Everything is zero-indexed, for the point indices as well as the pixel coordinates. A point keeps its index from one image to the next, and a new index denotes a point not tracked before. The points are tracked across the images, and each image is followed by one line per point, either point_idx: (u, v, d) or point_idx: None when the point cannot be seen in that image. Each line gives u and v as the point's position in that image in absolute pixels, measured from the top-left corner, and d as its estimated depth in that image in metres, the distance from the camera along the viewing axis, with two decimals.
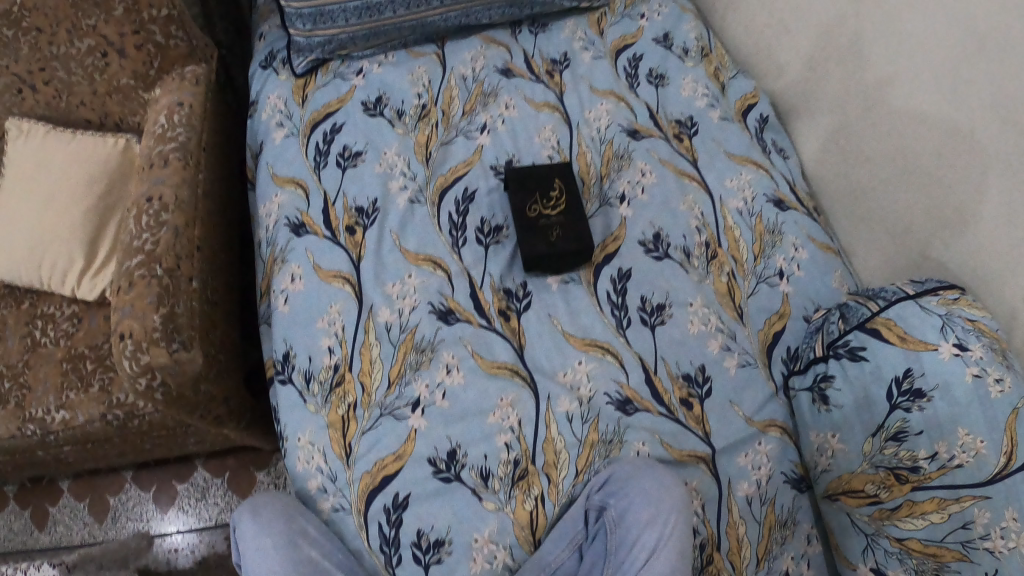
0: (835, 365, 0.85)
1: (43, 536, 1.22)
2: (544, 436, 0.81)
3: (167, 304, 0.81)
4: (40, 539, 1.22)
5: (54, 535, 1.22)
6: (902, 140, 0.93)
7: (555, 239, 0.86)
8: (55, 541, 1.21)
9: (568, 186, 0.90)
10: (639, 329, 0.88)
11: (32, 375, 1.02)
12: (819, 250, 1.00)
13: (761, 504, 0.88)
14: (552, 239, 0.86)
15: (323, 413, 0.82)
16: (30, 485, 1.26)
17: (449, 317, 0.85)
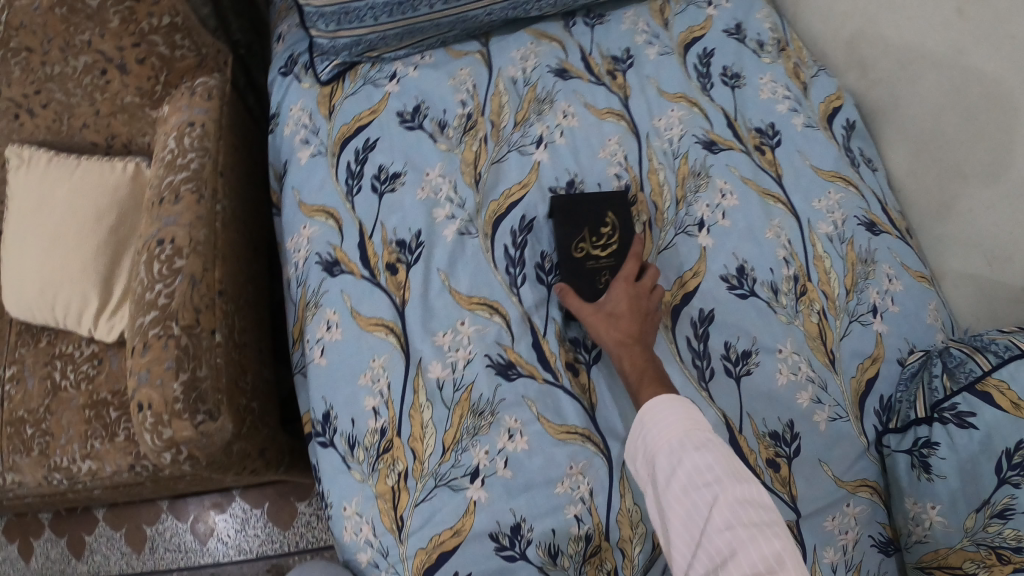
0: (940, 431, 0.73)
1: (81, 565, 1.20)
2: (618, 507, 0.72)
3: (188, 368, 0.73)
4: (78, 567, 1.20)
5: (92, 564, 1.19)
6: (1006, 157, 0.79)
7: (603, 285, 0.75)
8: (93, 569, 1.19)
9: (620, 220, 0.77)
10: (723, 380, 0.77)
11: (55, 422, 0.97)
12: (913, 281, 0.86)
13: (847, 572, 0.78)
14: (601, 285, 0.75)
15: (371, 482, 0.74)
16: (66, 513, 1.23)
17: (509, 371, 0.75)
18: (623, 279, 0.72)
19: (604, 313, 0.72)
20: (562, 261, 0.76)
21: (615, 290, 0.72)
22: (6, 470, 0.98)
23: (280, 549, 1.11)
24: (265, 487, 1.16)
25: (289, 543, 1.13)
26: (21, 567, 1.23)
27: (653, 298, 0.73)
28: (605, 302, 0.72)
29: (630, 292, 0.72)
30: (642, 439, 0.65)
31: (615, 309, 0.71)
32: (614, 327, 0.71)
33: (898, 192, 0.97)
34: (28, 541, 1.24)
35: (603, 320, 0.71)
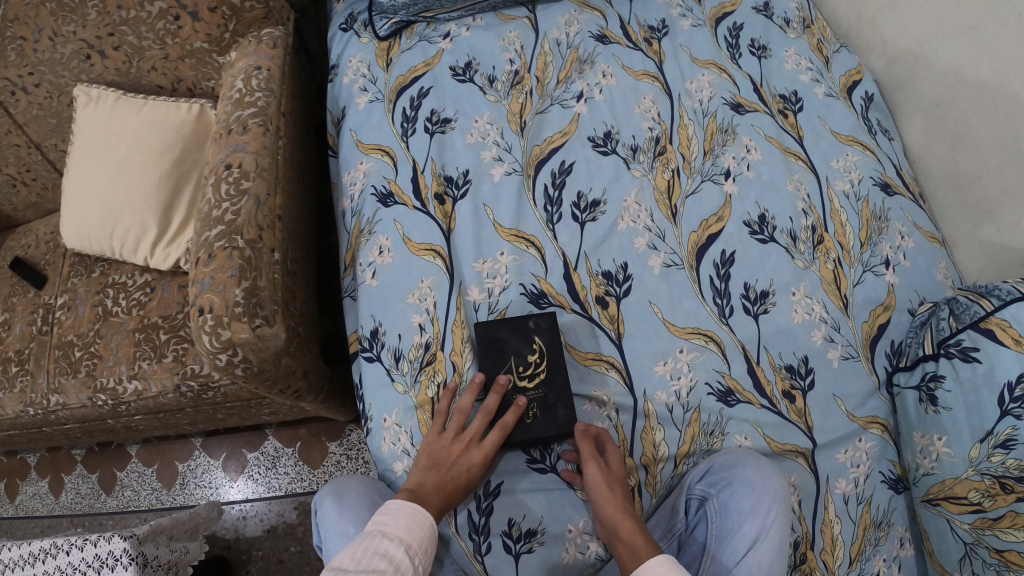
0: (946, 365, 0.78)
1: (110, 500, 1.23)
2: (643, 425, 0.77)
3: (249, 277, 0.78)
4: (107, 503, 1.24)
5: (121, 499, 1.23)
6: (1012, 128, 0.86)
7: (530, 418, 0.73)
8: (122, 504, 1.23)
9: (548, 344, 0.74)
10: (742, 317, 0.83)
11: (104, 344, 1.02)
12: (925, 240, 0.93)
13: (857, 504, 0.82)
14: (528, 419, 0.73)
15: (412, 393, 0.77)
16: (98, 449, 1.28)
17: (541, 300, 0.79)
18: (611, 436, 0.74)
19: (610, 472, 0.70)
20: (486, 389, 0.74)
21: (610, 449, 0.73)
22: (50, 391, 1.02)
23: (309, 486, 1.17)
24: (298, 428, 1.23)
25: (318, 481, 1.18)
26: (49, 502, 1.26)
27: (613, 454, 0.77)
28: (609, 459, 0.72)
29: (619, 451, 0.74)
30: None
31: (614, 469, 0.72)
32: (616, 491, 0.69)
33: (914, 163, 1.06)
34: (58, 477, 1.27)
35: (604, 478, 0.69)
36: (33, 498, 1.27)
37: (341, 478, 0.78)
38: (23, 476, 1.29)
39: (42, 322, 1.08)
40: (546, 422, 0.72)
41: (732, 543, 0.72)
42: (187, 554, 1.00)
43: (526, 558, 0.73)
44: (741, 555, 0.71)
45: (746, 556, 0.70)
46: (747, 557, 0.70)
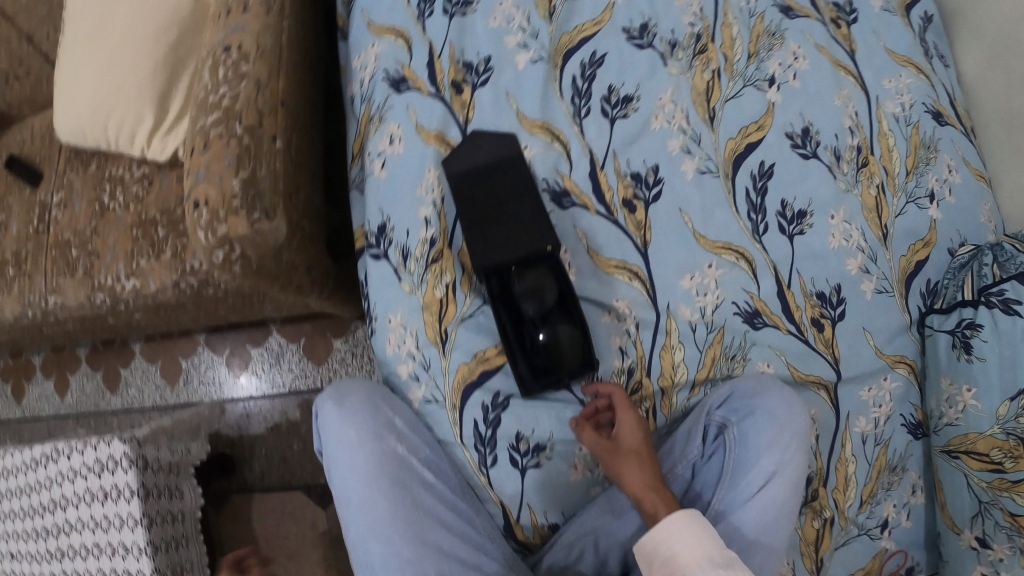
0: (986, 314, 0.77)
1: (115, 399, 1.19)
2: (663, 343, 0.71)
3: (247, 167, 0.73)
4: (112, 402, 1.20)
5: (126, 397, 1.19)
6: None
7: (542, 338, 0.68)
8: (127, 403, 1.19)
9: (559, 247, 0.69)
10: (777, 235, 0.77)
11: (101, 242, 0.95)
12: (972, 176, 0.91)
13: (875, 445, 0.80)
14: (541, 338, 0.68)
15: (419, 293, 0.71)
16: (101, 346, 1.21)
17: (563, 199, 0.72)
18: (627, 407, 0.68)
19: (622, 452, 0.67)
20: (498, 300, 0.69)
21: (625, 423, 0.68)
22: (48, 292, 0.98)
23: (312, 381, 1.09)
24: (302, 324, 1.14)
25: (322, 377, 1.10)
26: (55, 403, 1.24)
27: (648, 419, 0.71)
28: (620, 435, 0.68)
29: (639, 423, 0.68)
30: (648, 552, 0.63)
31: (630, 444, 0.67)
32: (637, 467, 0.67)
33: (968, 95, 0.98)
34: (63, 376, 1.23)
35: (615, 453, 0.67)
36: (39, 399, 1.25)
37: (343, 380, 0.74)
38: (27, 378, 1.26)
39: (38, 221, 1.04)
40: (565, 340, 0.68)
41: (748, 476, 0.68)
42: (189, 454, 0.97)
43: (533, 472, 0.71)
44: (757, 490, 0.67)
45: (762, 491, 0.67)
46: (763, 490, 0.67)
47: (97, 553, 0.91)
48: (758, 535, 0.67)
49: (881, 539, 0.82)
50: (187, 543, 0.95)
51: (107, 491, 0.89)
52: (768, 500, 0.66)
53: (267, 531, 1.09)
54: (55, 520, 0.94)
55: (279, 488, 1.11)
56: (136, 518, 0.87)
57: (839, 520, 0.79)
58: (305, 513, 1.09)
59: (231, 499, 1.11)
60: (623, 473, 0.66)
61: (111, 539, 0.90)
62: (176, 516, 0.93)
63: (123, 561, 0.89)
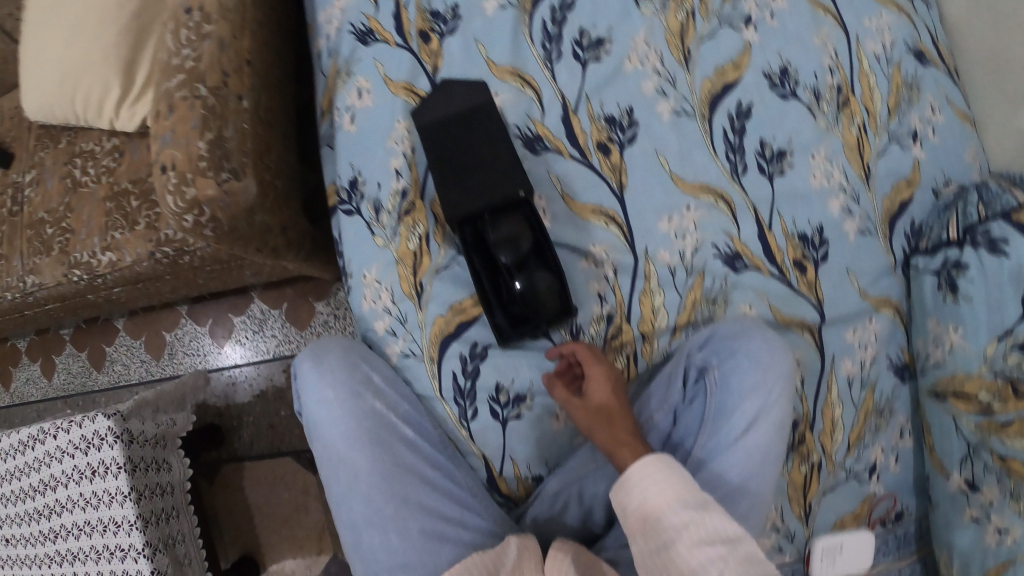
0: (971, 254, 0.76)
1: (101, 376, 1.19)
2: (642, 287, 0.70)
3: (213, 128, 0.71)
4: (99, 379, 1.20)
5: (113, 374, 1.19)
6: None
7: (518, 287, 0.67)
8: (114, 380, 1.19)
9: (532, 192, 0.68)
10: (756, 176, 0.75)
11: (75, 217, 0.94)
12: (956, 116, 0.89)
13: (861, 388, 0.79)
14: (517, 287, 0.67)
15: (393, 247, 0.70)
16: (86, 326, 1.21)
17: (536, 145, 0.71)
18: (591, 365, 0.67)
19: (592, 410, 0.66)
20: (473, 249, 0.68)
21: (592, 381, 0.67)
22: (26, 273, 0.96)
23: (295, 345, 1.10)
24: (283, 290, 1.13)
25: (304, 341, 1.10)
26: (43, 386, 1.23)
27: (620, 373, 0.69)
28: (589, 394, 0.67)
29: (607, 379, 0.67)
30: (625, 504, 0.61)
31: (600, 401, 0.66)
32: (608, 424, 0.66)
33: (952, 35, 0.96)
34: (49, 359, 1.23)
35: (586, 412, 0.66)
36: (27, 384, 1.24)
37: (319, 340, 0.73)
38: (15, 362, 1.25)
39: (11, 202, 1.02)
40: (542, 288, 0.67)
41: (730, 420, 0.67)
42: (175, 426, 0.96)
43: (514, 423, 0.70)
44: (741, 433, 0.66)
45: (745, 434, 0.66)
46: (746, 433, 0.66)
47: (88, 531, 0.90)
48: (744, 478, 0.66)
49: (869, 484, 0.81)
50: (178, 515, 0.95)
51: (94, 468, 0.89)
52: (752, 442, 0.66)
53: (260, 499, 1.14)
54: (45, 502, 0.93)
55: (268, 456, 1.14)
56: (124, 492, 0.87)
57: (826, 464, 0.78)
58: (295, 479, 1.13)
59: (223, 470, 1.15)
60: (594, 431, 0.66)
61: (101, 516, 0.89)
62: (164, 488, 0.93)
63: (114, 537, 0.89)
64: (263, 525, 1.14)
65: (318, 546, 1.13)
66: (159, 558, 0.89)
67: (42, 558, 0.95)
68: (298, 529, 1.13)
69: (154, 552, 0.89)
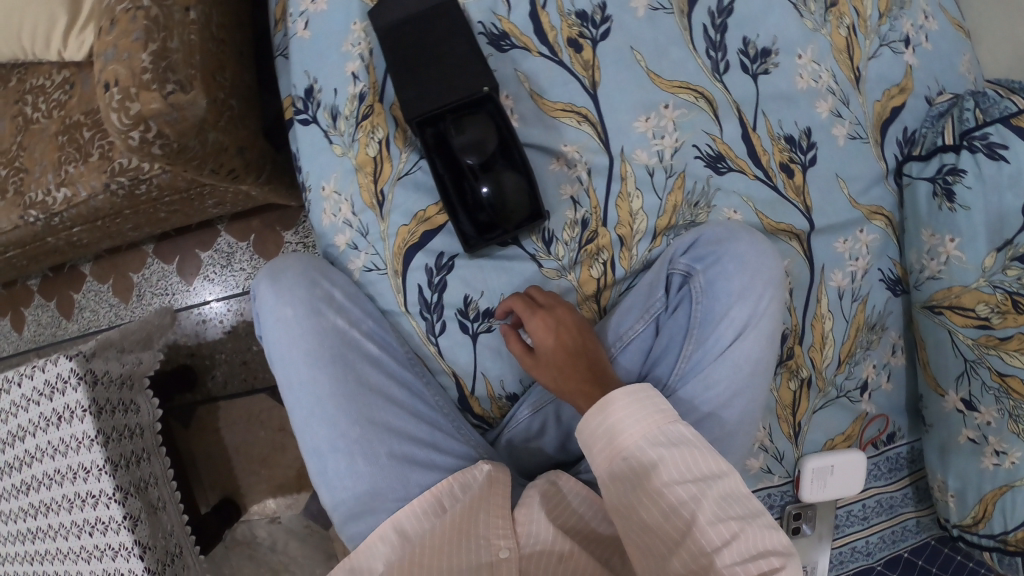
0: (968, 159, 0.71)
1: (70, 325, 1.15)
2: (618, 191, 0.67)
3: (157, 39, 0.67)
4: (69, 328, 1.16)
5: (82, 322, 1.15)
6: None
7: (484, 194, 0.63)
8: (85, 328, 1.15)
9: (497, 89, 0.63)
10: (739, 75, 0.71)
11: (28, 157, 0.90)
12: (950, 24, 0.85)
13: (852, 301, 0.76)
14: (483, 195, 0.63)
15: (351, 155, 0.67)
16: (53, 275, 1.17)
17: (502, 43, 0.67)
18: (530, 318, 0.62)
19: (542, 364, 0.62)
20: (434, 153, 0.64)
21: (536, 332, 0.62)
22: None
23: None
24: (251, 223, 1.10)
25: None
26: (14, 340, 1.19)
27: (569, 315, 0.63)
28: (536, 348, 0.62)
29: (550, 328, 0.62)
30: (594, 440, 0.57)
31: (548, 353, 0.62)
32: (560, 375, 0.61)
33: None
34: (19, 313, 1.19)
35: (537, 366, 0.63)
36: None
37: (276, 259, 0.69)
38: None
39: None
40: (511, 193, 0.63)
41: (717, 331, 0.63)
42: (141, 366, 0.93)
43: (485, 338, 0.66)
44: (727, 344, 0.63)
45: (732, 345, 0.62)
46: (733, 344, 0.62)
47: (59, 480, 0.87)
48: (731, 392, 0.63)
49: (861, 403, 0.78)
50: (149, 457, 0.93)
51: (59, 414, 0.85)
52: (739, 353, 0.62)
53: (237, 440, 1.13)
54: (15, 453, 0.89)
55: (244, 394, 1.12)
56: (91, 436, 0.84)
57: (817, 381, 0.75)
58: (272, 417, 1.12)
59: (197, 414, 1.13)
60: (549, 382, 0.62)
61: (71, 462, 0.86)
62: (133, 430, 0.91)
63: (85, 484, 0.86)
64: (241, 466, 1.13)
65: (298, 484, 1.13)
66: (131, 502, 0.87)
67: (16, 512, 0.92)
68: (277, 468, 1.13)
69: (127, 496, 0.86)
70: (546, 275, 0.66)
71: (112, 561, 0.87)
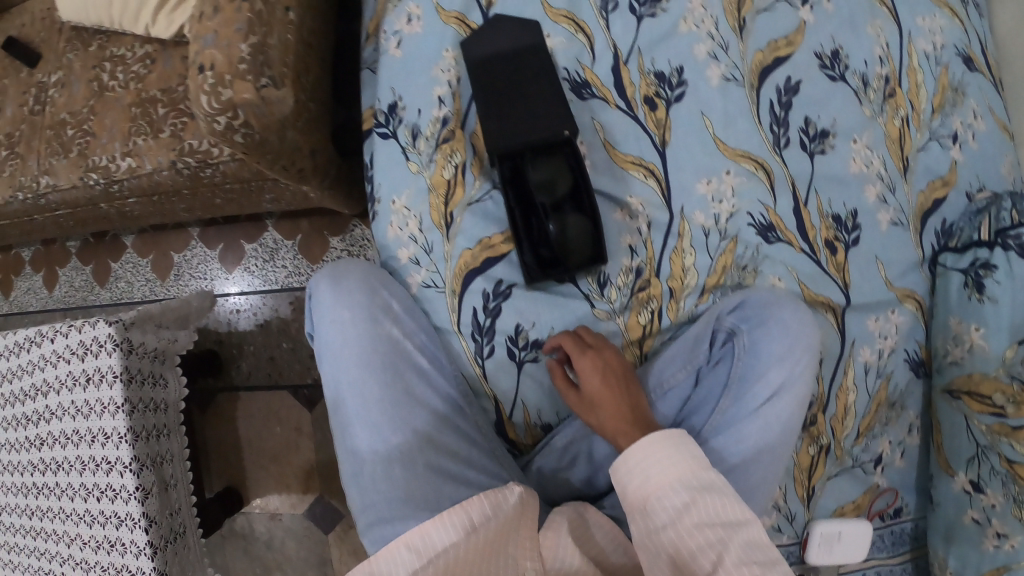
0: (1000, 255, 0.75)
1: (104, 292, 1.23)
2: (674, 246, 0.70)
3: (258, 33, 0.70)
4: (101, 295, 1.24)
5: (115, 291, 1.23)
6: None
7: (552, 231, 0.66)
8: (116, 297, 1.23)
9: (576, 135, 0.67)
10: (798, 152, 0.75)
11: (98, 122, 0.93)
12: (997, 126, 0.89)
13: (876, 378, 0.79)
14: (551, 232, 0.66)
15: (426, 174, 0.69)
16: (93, 242, 1.25)
17: (583, 91, 0.71)
18: (579, 356, 0.65)
19: (586, 402, 0.65)
20: (510, 187, 0.67)
21: (583, 371, 0.64)
22: (41, 173, 0.94)
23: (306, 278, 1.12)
24: (299, 222, 1.15)
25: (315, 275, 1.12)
26: (43, 297, 1.28)
27: (615, 357, 0.66)
28: (582, 386, 0.65)
29: (597, 368, 0.64)
30: (628, 478, 0.60)
31: (593, 392, 0.64)
32: (603, 414, 0.64)
33: (1000, 49, 0.96)
34: (53, 271, 1.27)
35: (581, 403, 0.66)
36: (27, 293, 1.29)
37: (338, 262, 0.72)
38: (17, 272, 1.30)
39: (35, 102, 1.00)
40: (577, 234, 0.66)
41: (754, 389, 0.66)
42: (175, 343, 0.95)
43: (530, 366, 0.69)
44: (762, 403, 0.65)
45: (767, 404, 0.65)
46: (768, 403, 0.65)
47: (76, 441, 0.89)
48: (761, 449, 0.65)
49: (873, 475, 0.81)
50: (168, 433, 0.94)
51: (89, 376, 0.86)
52: (772, 413, 0.65)
53: (251, 433, 1.18)
54: (34, 407, 0.92)
55: (265, 387, 1.16)
56: (117, 403, 0.85)
57: (834, 449, 0.78)
58: (289, 414, 1.16)
59: (217, 400, 1.19)
60: (591, 420, 0.65)
61: (91, 426, 0.87)
62: (157, 404, 0.92)
63: (102, 449, 0.87)
64: (252, 462, 1.18)
65: (304, 485, 1.16)
66: (145, 475, 0.88)
67: (25, 465, 0.95)
68: (286, 465, 1.16)
69: (141, 468, 0.87)
70: (596, 316, 0.69)
71: (116, 529, 0.88)
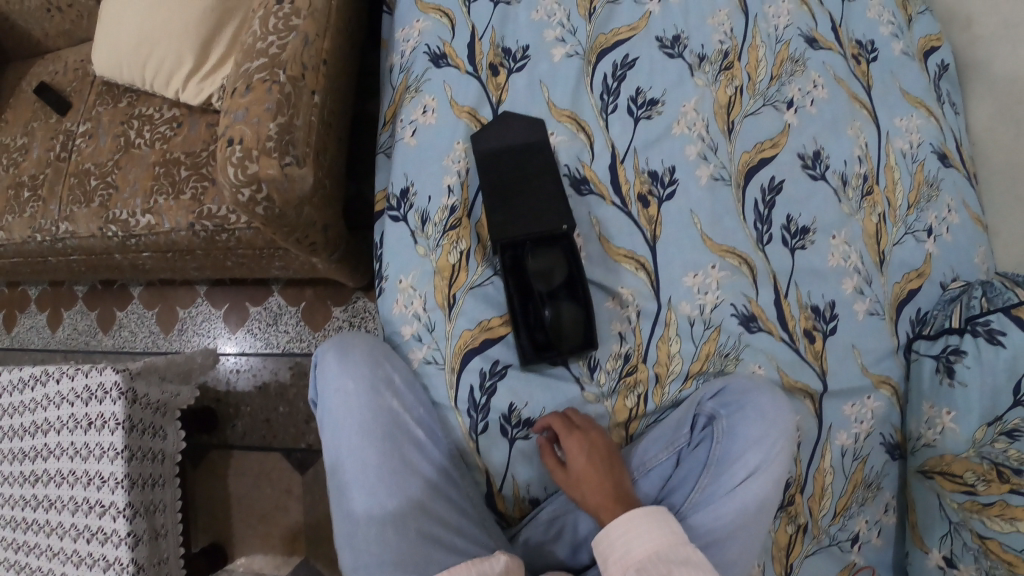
0: (970, 342, 0.80)
1: (106, 340, 1.28)
2: (661, 334, 0.74)
3: (285, 114, 0.75)
4: (104, 341, 1.28)
5: (118, 339, 1.27)
6: None
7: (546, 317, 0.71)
8: (118, 345, 1.27)
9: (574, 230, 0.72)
10: (780, 248, 0.80)
11: (122, 176, 0.98)
12: (971, 219, 0.94)
13: (853, 460, 0.83)
14: (546, 318, 0.71)
15: (433, 258, 0.74)
16: (101, 288, 1.30)
17: (582, 186, 0.76)
18: (568, 436, 0.68)
19: (572, 479, 0.68)
20: (511, 274, 0.72)
21: (571, 451, 0.68)
22: (61, 219, 0.99)
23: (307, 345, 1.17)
24: (303, 290, 1.21)
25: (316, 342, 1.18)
26: (46, 336, 1.32)
27: (601, 438, 0.69)
28: (570, 464, 0.69)
29: (584, 448, 0.68)
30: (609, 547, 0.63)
31: (579, 471, 0.68)
32: (588, 492, 0.67)
33: (975, 144, 1.02)
34: (58, 312, 1.32)
35: (567, 481, 0.69)
36: (30, 331, 1.33)
37: (346, 334, 0.76)
38: (23, 308, 1.34)
39: (61, 149, 1.06)
40: (569, 322, 0.71)
41: (731, 470, 0.70)
42: (177, 398, 0.99)
43: (521, 443, 0.73)
44: (739, 482, 0.69)
45: (744, 484, 0.68)
46: (745, 483, 0.68)
47: (72, 482, 0.91)
48: (738, 526, 0.68)
49: (851, 552, 0.84)
50: (162, 484, 0.97)
51: (90, 420, 0.89)
52: (748, 493, 0.68)
53: (242, 492, 1.20)
54: (33, 444, 0.95)
55: (259, 448, 1.20)
56: (117, 449, 0.88)
57: (812, 528, 0.81)
58: (281, 476, 1.18)
59: (210, 455, 1.22)
60: (576, 497, 0.69)
61: (88, 469, 0.90)
62: (155, 455, 0.95)
63: (97, 492, 0.90)
64: (239, 519, 1.19)
65: (289, 547, 1.17)
66: (137, 521, 0.90)
67: (18, 500, 0.97)
68: (273, 526, 1.18)
69: (134, 515, 0.90)
70: (586, 397, 0.73)
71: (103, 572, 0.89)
